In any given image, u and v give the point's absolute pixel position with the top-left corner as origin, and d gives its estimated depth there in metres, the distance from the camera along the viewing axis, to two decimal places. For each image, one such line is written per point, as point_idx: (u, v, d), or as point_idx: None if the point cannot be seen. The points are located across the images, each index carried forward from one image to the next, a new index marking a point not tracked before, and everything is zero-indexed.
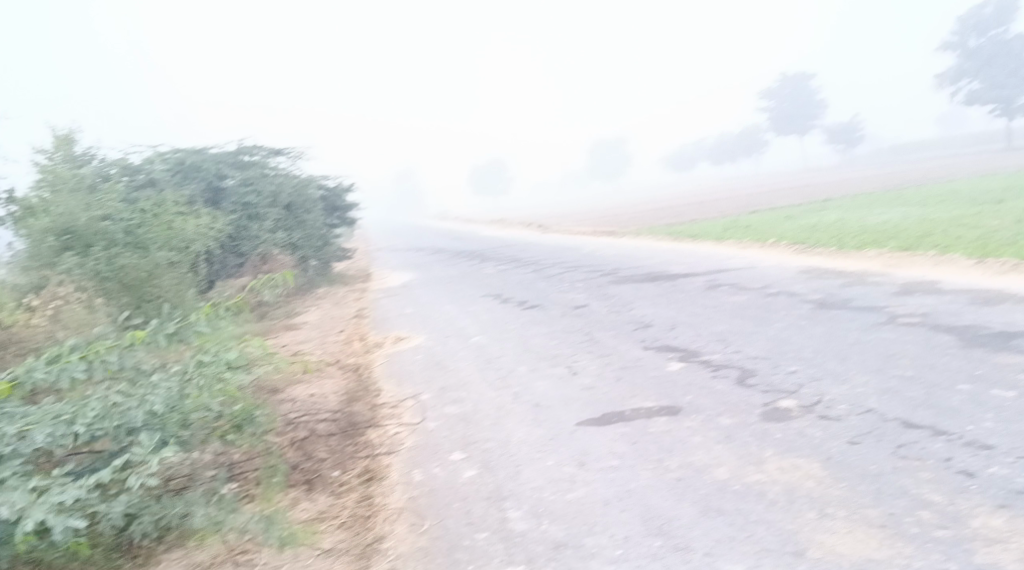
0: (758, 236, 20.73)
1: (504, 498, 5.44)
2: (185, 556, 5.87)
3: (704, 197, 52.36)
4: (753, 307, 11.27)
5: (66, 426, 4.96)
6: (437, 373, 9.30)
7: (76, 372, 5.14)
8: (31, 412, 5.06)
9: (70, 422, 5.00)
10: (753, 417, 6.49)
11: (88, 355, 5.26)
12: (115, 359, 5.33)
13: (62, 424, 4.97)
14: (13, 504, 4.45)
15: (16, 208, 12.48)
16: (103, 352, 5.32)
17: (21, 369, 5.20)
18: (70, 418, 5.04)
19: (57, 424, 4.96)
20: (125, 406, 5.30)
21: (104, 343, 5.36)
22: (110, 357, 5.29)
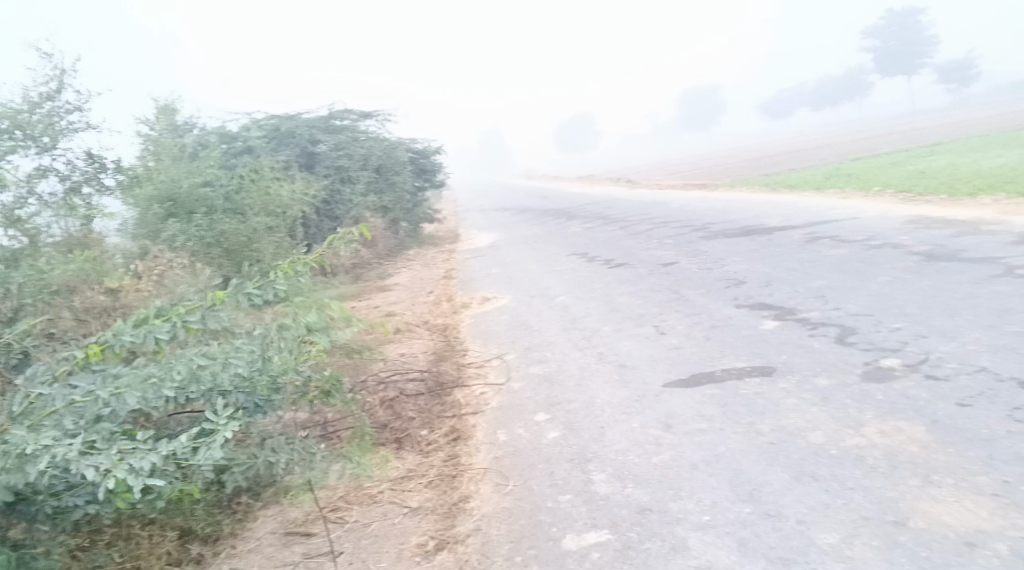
0: (861, 185, 19.87)
1: (587, 460, 5.31)
2: (281, 512, 5.80)
3: (805, 146, 50.61)
4: (854, 261, 10.77)
5: (152, 390, 4.91)
6: (523, 333, 9.21)
7: (161, 335, 5.19)
8: (119, 375, 5.08)
9: (159, 385, 4.95)
10: (852, 377, 6.17)
11: (171, 317, 5.29)
12: (196, 319, 5.34)
13: (150, 387, 4.91)
14: (101, 466, 4.38)
15: (125, 177, 12.99)
16: (184, 313, 5.34)
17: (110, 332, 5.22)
18: (156, 380, 4.97)
19: (146, 388, 4.90)
20: (211, 369, 5.22)
21: (187, 305, 5.40)
22: (193, 318, 5.33)
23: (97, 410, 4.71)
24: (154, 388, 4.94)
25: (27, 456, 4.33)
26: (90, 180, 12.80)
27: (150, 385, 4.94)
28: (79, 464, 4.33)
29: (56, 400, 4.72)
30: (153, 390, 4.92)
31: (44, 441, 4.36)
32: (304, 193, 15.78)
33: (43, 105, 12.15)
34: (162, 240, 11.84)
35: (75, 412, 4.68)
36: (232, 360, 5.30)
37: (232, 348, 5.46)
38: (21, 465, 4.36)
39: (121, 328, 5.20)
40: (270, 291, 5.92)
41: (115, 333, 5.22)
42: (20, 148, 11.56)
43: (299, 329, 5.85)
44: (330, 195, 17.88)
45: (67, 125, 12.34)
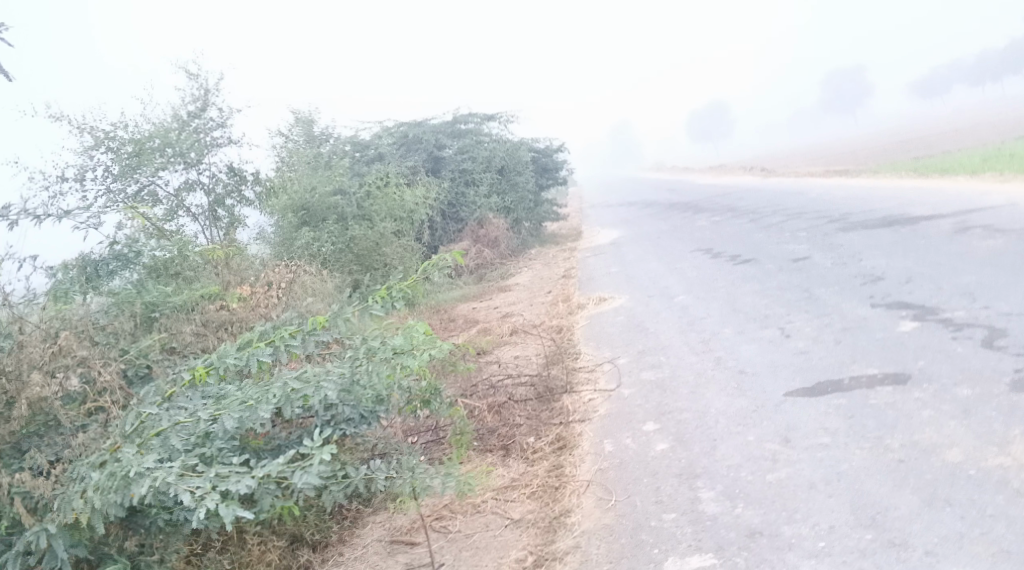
0: (1018, 168, 18.41)
1: (696, 476, 4.98)
2: (389, 519, 5.63)
3: (955, 127, 47.66)
4: (1007, 254, 9.89)
5: (249, 411, 4.75)
6: (638, 336, 8.88)
7: (262, 357, 5.23)
8: (224, 395, 5.07)
9: (256, 407, 4.78)
10: (999, 387, 5.57)
11: (274, 340, 5.33)
12: (298, 344, 5.36)
13: (247, 408, 4.78)
14: (198, 490, 4.26)
15: (263, 188, 13.28)
16: (287, 337, 5.37)
17: (215, 354, 5.28)
18: (254, 402, 4.82)
19: (243, 410, 4.77)
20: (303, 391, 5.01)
21: (290, 328, 5.42)
22: (293, 341, 5.35)
23: (198, 430, 4.72)
24: (252, 410, 4.79)
25: (132, 478, 4.31)
26: (232, 193, 13.07)
27: (249, 406, 4.81)
28: (179, 490, 4.23)
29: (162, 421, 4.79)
30: (250, 412, 4.76)
31: (147, 463, 4.33)
32: (429, 195, 15.90)
33: (191, 123, 12.57)
34: (298, 247, 11.94)
35: (179, 432, 4.69)
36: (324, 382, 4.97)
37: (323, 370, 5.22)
38: (125, 485, 4.33)
39: (225, 351, 5.29)
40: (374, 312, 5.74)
41: (219, 356, 5.28)
42: (169, 165, 12.03)
43: (386, 351, 5.13)
44: (455, 197, 17.98)
45: (211, 141, 12.75)
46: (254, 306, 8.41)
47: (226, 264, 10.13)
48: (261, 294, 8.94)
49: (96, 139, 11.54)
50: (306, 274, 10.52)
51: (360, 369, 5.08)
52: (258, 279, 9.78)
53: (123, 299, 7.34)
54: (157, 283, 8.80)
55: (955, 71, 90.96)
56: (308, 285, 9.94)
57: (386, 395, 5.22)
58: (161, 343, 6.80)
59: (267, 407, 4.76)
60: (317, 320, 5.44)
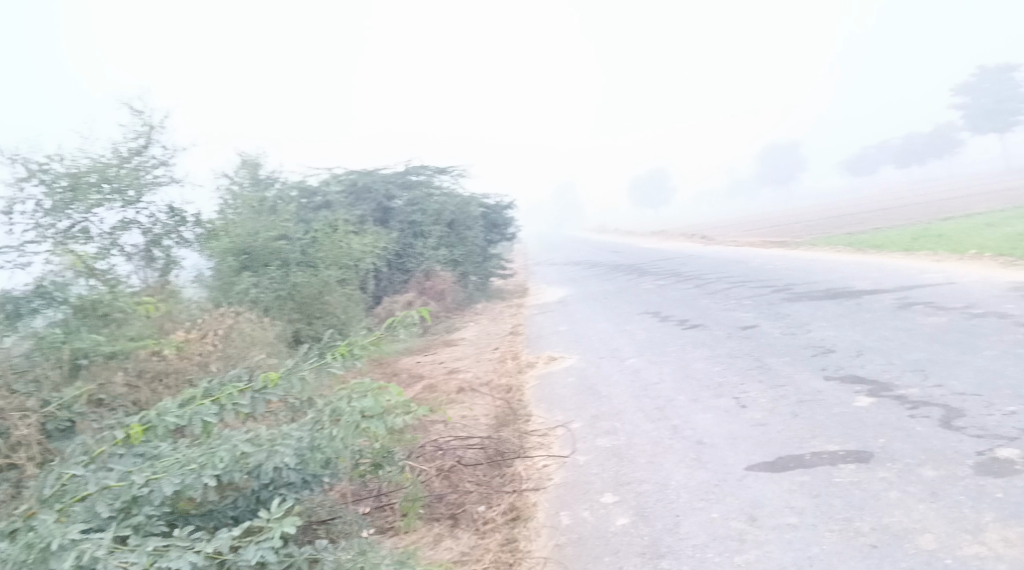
0: (954, 246, 18.88)
1: (660, 556, 4.74)
2: None
3: (889, 204, 49.20)
4: (953, 331, 9.94)
5: (192, 476, 4.44)
6: (591, 399, 8.66)
7: (207, 416, 4.84)
8: (159, 456, 4.73)
9: (200, 471, 4.48)
10: (964, 469, 5.45)
11: (219, 398, 4.97)
12: (247, 403, 4.99)
13: (190, 473, 4.46)
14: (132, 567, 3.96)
15: (204, 231, 12.80)
16: (235, 395, 5.01)
17: (154, 411, 4.91)
18: (198, 465, 4.51)
19: (186, 473, 4.47)
20: (255, 458, 4.63)
21: (238, 385, 5.08)
22: (242, 400, 4.99)
23: (128, 495, 4.37)
24: (195, 474, 4.49)
25: (53, 551, 3.96)
26: (170, 233, 12.54)
27: (191, 471, 4.49)
28: (109, 565, 3.93)
29: (88, 484, 4.44)
30: (194, 476, 4.45)
31: (71, 535, 4.00)
32: (377, 245, 15.59)
33: (131, 160, 12.15)
34: (237, 292, 11.62)
35: (106, 497, 4.34)
36: (281, 447, 4.66)
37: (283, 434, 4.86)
38: (43, 559, 3.98)
39: (165, 407, 4.92)
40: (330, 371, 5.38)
41: (159, 413, 4.91)
42: (105, 202, 11.58)
43: (353, 415, 4.80)
44: (403, 248, 17.72)
45: (152, 179, 12.32)
46: (191, 356, 7.95)
47: (160, 312, 9.57)
48: (196, 341, 8.46)
49: (31, 173, 11.07)
50: (244, 320, 10.08)
51: (323, 433, 4.77)
52: (195, 325, 9.31)
53: (48, 345, 6.84)
54: (86, 326, 8.39)
55: (887, 149, 94.31)
56: (248, 334, 9.50)
57: (335, 459, 4.87)
58: (87, 394, 6.46)
59: (214, 472, 4.46)
60: (269, 377, 5.04)
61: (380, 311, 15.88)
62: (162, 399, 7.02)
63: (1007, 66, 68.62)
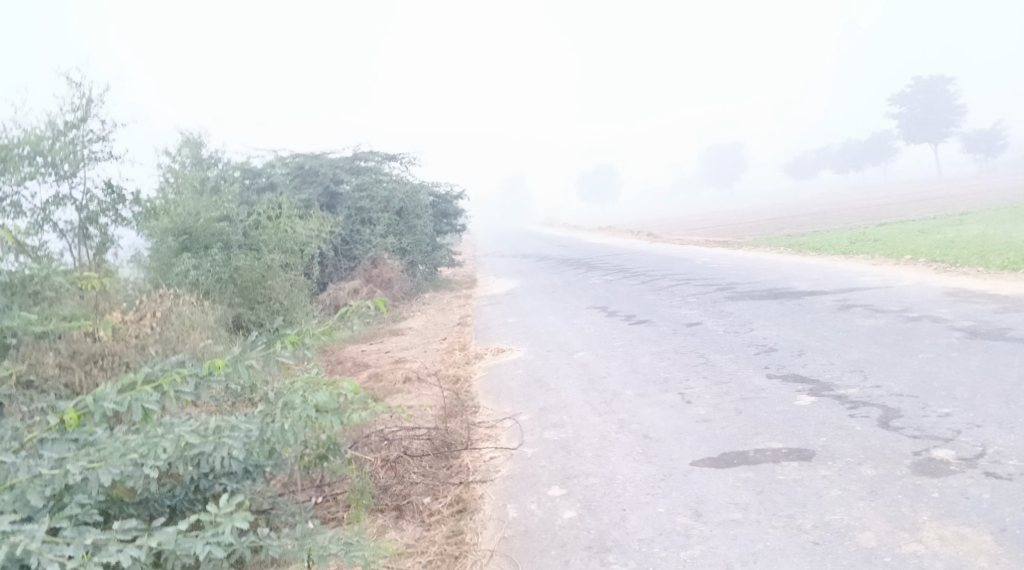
0: (890, 251, 19.36)
1: (607, 550, 4.77)
2: None
3: (828, 208, 50.33)
4: (891, 334, 10.19)
5: (132, 466, 4.28)
6: (537, 392, 8.67)
7: (147, 404, 4.61)
8: (95, 443, 4.56)
9: (140, 462, 4.33)
10: (902, 469, 5.58)
11: (161, 383, 4.80)
12: (190, 390, 4.82)
13: (131, 463, 4.31)
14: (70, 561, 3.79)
15: (142, 209, 12.50)
16: (177, 381, 4.84)
17: (91, 396, 4.74)
18: (139, 456, 4.36)
19: (125, 463, 4.31)
20: (199, 449, 4.48)
21: (181, 371, 4.91)
22: (185, 388, 4.83)
23: (64, 484, 4.19)
24: (135, 465, 4.34)
25: None
26: (107, 211, 12.24)
27: (131, 461, 4.33)
28: (44, 560, 3.76)
29: (20, 471, 4.26)
30: (135, 466, 4.30)
31: (2, 527, 3.83)
32: (323, 230, 15.42)
33: (67, 133, 11.80)
34: (177, 274, 11.45)
35: (39, 485, 4.16)
36: (228, 439, 4.54)
37: (228, 426, 4.73)
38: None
39: (103, 392, 4.71)
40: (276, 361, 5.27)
41: (97, 397, 4.73)
42: (38, 175, 11.22)
43: (307, 410, 4.65)
44: (349, 235, 17.55)
45: (89, 154, 11.98)
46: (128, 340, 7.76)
47: (98, 290, 9.43)
48: (133, 323, 8.28)
49: None
50: (183, 302, 9.89)
51: (272, 426, 4.65)
52: (132, 307, 9.20)
53: None
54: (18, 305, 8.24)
55: (829, 154, 96.28)
56: (188, 316, 9.29)
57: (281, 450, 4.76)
58: (19, 376, 6.40)
59: (156, 463, 4.32)
60: (214, 364, 4.90)
61: (325, 298, 15.72)
62: (97, 382, 6.96)
63: (944, 77, 70.60)
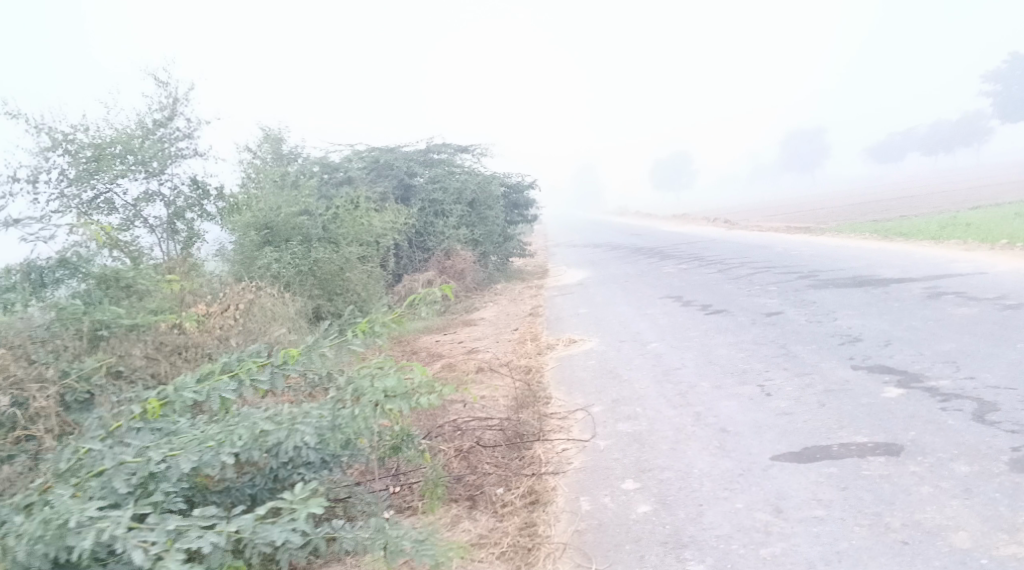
0: (981, 236, 18.57)
1: (682, 546, 4.62)
2: None
3: (914, 193, 48.69)
4: (984, 323, 9.72)
5: (209, 453, 4.32)
6: (610, 384, 8.52)
7: (224, 392, 4.80)
8: (177, 432, 4.63)
9: (218, 449, 4.37)
10: (998, 465, 5.27)
11: (237, 373, 4.90)
12: (265, 379, 4.90)
13: (209, 450, 4.34)
14: (153, 546, 3.83)
15: (226, 204, 12.68)
16: (253, 371, 4.93)
17: (171, 386, 4.87)
18: (217, 442, 4.41)
19: (204, 451, 4.35)
20: (274, 436, 4.49)
21: (256, 360, 5.01)
22: (260, 377, 4.90)
23: (146, 471, 4.25)
24: (213, 452, 4.37)
25: (71, 528, 3.84)
26: (193, 206, 12.49)
27: (210, 449, 4.37)
28: (129, 544, 3.80)
29: (105, 459, 4.34)
30: (212, 453, 4.35)
31: (89, 513, 3.88)
32: (397, 222, 15.50)
33: (156, 131, 12.02)
34: (260, 267, 11.52)
35: (123, 472, 4.23)
36: (302, 425, 4.55)
37: (303, 413, 4.73)
38: (60, 537, 3.86)
39: (182, 383, 4.86)
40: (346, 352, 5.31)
41: (176, 388, 4.86)
42: (129, 173, 11.47)
43: (375, 394, 4.70)
44: (423, 226, 17.64)
45: (176, 151, 12.21)
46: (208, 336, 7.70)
47: (182, 288, 9.36)
48: (217, 315, 8.43)
49: (54, 141, 11.00)
50: (265, 294, 10.02)
51: (344, 412, 4.65)
52: (216, 299, 9.25)
53: (68, 315, 6.52)
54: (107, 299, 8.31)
55: (915, 138, 93.10)
56: (270, 310, 9.41)
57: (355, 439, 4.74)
58: (108, 366, 6.29)
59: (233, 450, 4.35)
60: (288, 353, 4.97)
61: (400, 289, 15.81)
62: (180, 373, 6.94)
63: None
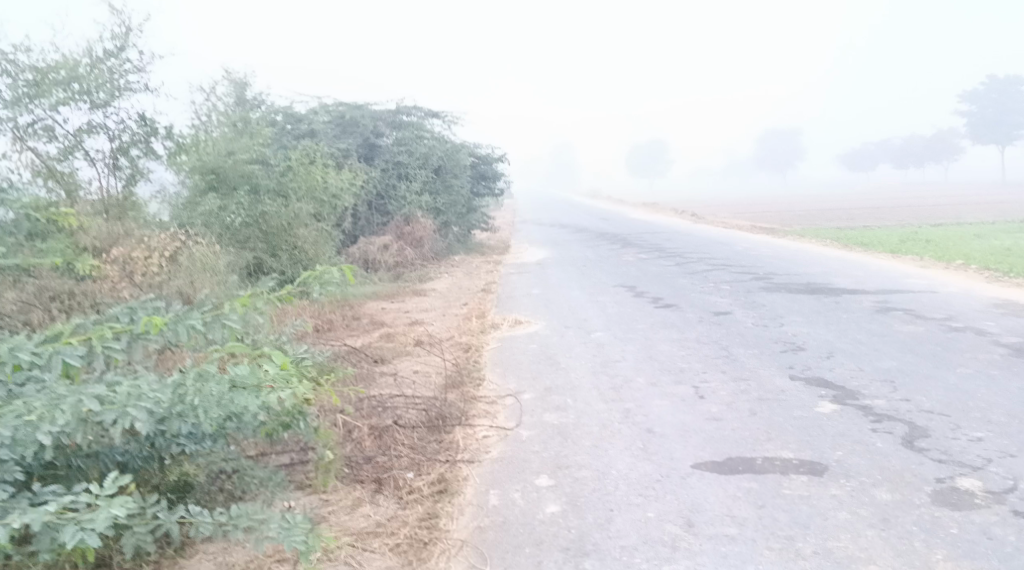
0: (940, 253, 18.63)
1: (584, 555, 4.41)
2: (225, 551, 4.61)
3: (882, 203, 49.13)
4: (928, 343, 9.64)
5: (24, 429, 3.68)
6: (547, 370, 8.30)
7: (69, 358, 4.20)
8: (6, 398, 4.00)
9: (36, 425, 3.72)
10: (920, 496, 5.14)
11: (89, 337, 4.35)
12: (119, 346, 4.36)
13: (24, 425, 3.70)
14: None
15: (173, 145, 11.87)
16: (108, 335, 4.38)
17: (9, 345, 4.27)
18: (37, 418, 3.76)
19: (21, 425, 3.71)
20: (102, 416, 3.80)
21: (115, 326, 4.44)
22: (114, 344, 4.35)
23: None
24: (31, 428, 3.72)
25: None
26: (138, 143, 11.55)
27: (24, 423, 3.71)
28: None
29: None
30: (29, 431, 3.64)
31: None
32: (356, 181, 15.05)
33: (105, 61, 11.45)
34: (200, 213, 11.10)
35: None
36: (136, 406, 3.85)
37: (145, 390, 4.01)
38: None
39: (19, 342, 4.27)
40: (219, 332, 4.67)
41: (13, 348, 4.22)
42: (72, 101, 10.96)
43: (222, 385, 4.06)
44: (384, 189, 17.25)
45: (125, 84, 11.64)
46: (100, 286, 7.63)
47: (78, 224, 8.62)
48: (143, 265, 8.52)
49: None
50: (198, 245, 9.64)
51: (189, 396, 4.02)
52: (142, 242, 8.96)
53: None
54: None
55: (888, 150, 93.93)
56: (193, 261, 8.99)
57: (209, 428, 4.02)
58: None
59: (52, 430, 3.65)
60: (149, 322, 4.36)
61: (354, 251, 15.43)
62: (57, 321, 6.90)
63: (1018, 78, 68.32)
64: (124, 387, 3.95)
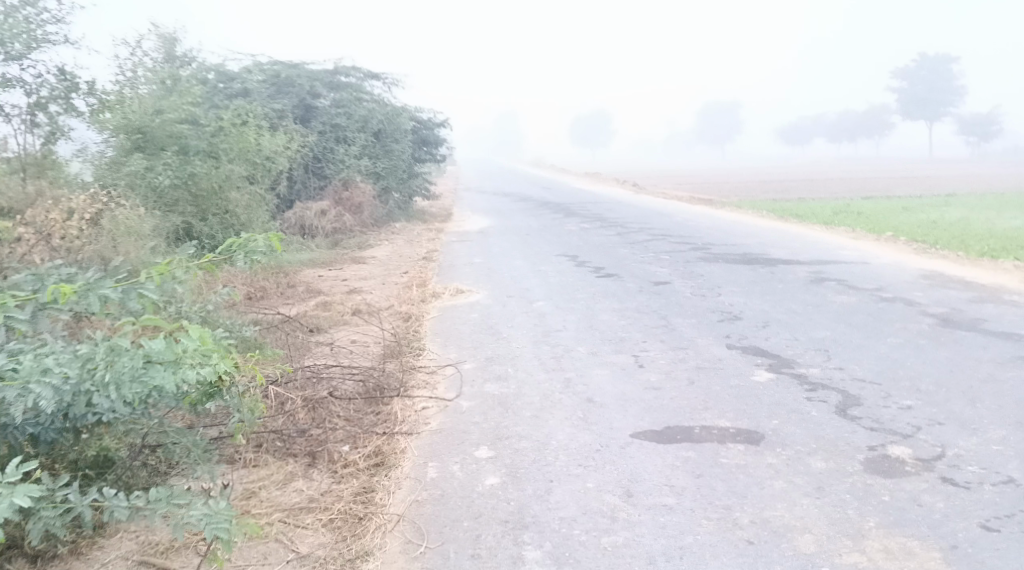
0: (870, 225, 19.03)
1: (523, 527, 4.37)
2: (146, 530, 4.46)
3: (816, 176, 50.05)
4: (861, 313, 9.82)
5: None
6: (487, 340, 8.23)
7: None
8: None
9: None
10: (854, 464, 5.22)
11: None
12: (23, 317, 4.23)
13: None
14: None
15: (96, 102, 11.39)
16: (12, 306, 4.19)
17: None
18: None
19: None
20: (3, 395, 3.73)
21: (18, 296, 4.33)
22: (18, 314, 4.23)
23: None
24: None
25: None
26: (58, 99, 11.12)
27: None
28: None
29: None
30: None
31: None
32: (292, 144, 14.69)
33: (21, 11, 10.92)
34: (125, 173, 10.69)
35: None
36: (39, 384, 3.81)
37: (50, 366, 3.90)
38: None
39: None
40: (132, 297, 4.54)
41: None
42: None
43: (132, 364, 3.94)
44: (322, 153, 16.90)
45: (43, 36, 11.12)
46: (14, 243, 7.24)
47: None
48: (59, 222, 8.03)
49: None
50: (121, 207, 9.30)
51: (97, 374, 3.91)
52: (61, 203, 8.55)
53: None
54: None
55: (822, 124, 95.60)
56: (115, 224, 8.74)
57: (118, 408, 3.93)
58: None
59: None
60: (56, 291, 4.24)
61: (290, 218, 15.12)
62: None
63: (947, 55, 70.03)
64: (27, 363, 3.86)
